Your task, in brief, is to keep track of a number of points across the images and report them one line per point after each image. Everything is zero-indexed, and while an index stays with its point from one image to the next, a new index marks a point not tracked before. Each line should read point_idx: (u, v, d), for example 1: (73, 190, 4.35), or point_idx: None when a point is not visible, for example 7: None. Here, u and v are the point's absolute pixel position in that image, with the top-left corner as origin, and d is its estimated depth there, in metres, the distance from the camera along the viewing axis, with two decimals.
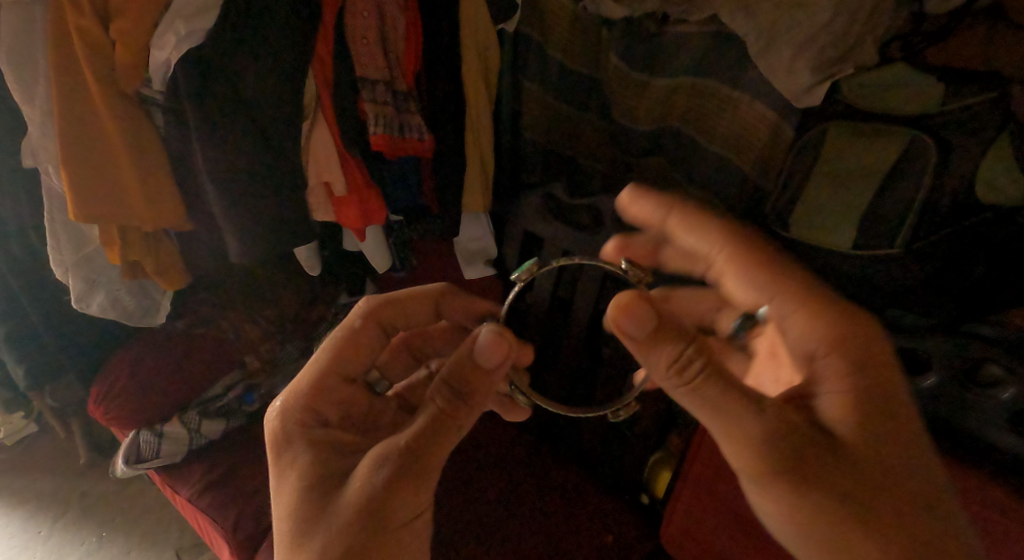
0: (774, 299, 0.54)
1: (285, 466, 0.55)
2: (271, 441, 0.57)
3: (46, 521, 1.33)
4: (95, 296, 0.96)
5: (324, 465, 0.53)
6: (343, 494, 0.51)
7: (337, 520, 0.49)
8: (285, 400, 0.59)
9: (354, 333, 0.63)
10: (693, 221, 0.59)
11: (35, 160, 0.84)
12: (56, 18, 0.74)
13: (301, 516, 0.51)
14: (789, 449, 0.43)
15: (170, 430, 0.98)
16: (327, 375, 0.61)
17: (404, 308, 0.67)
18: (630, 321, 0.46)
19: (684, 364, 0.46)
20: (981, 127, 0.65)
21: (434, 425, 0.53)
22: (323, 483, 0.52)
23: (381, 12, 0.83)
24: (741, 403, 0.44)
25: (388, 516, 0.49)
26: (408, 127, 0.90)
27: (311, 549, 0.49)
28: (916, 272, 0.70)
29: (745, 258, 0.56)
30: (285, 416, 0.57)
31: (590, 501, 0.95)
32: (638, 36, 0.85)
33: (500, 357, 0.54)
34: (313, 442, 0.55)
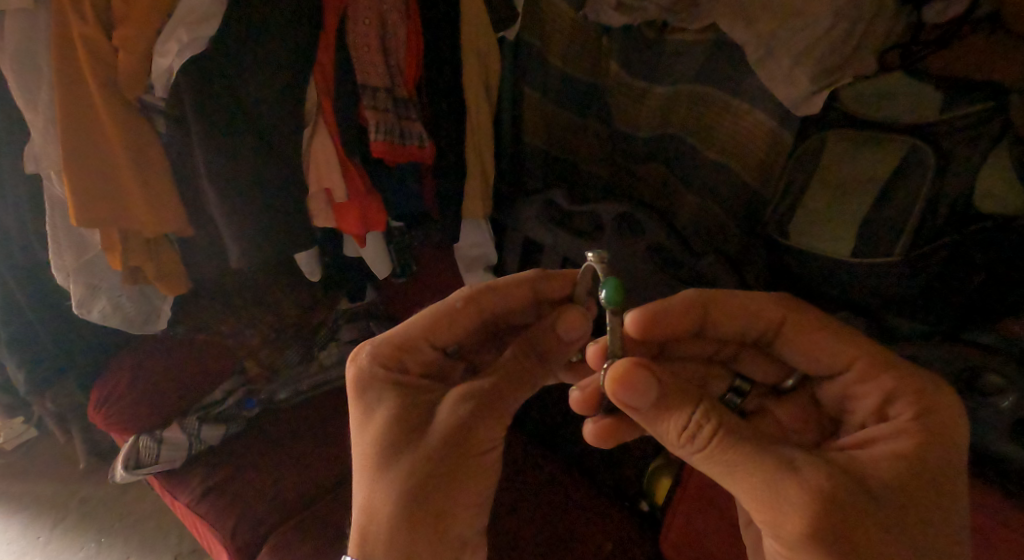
0: (856, 361, 0.52)
1: (368, 402, 0.53)
2: (355, 381, 0.55)
3: (45, 526, 1.33)
4: (96, 303, 0.96)
5: (411, 404, 0.53)
6: (428, 427, 0.51)
7: (425, 442, 0.50)
8: (374, 345, 0.57)
9: (452, 313, 0.60)
10: (749, 306, 0.57)
11: (37, 165, 0.84)
12: (60, 26, 0.74)
13: (382, 445, 0.50)
14: (835, 515, 0.39)
15: (170, 437, 0.98)
16: (419, 337, 0.58)
17: (504, 294, 0.61)
18: (630, 394, 0.45)
19: (691, 429, 0.45)
20: (978, 136, 0.64)
21: (510, 382, 0.54)
22: (413, 413, 0.52)
23: (383, 21, 0.84)
24: (774, 468, 0.42)
25: (467, 454, 0.50)
26: (409, 134, 0.90)
27: (399, 465, 0.49)
28: (915, 279, 0.69)
29: (815, 335, 0.55)
30: (373, 360, 0.55)
31: (592, 512, 0.94)
32: (638, 45, 0.87)
33: (580, 332, 0.58)
34: (395, 384, 0.54)
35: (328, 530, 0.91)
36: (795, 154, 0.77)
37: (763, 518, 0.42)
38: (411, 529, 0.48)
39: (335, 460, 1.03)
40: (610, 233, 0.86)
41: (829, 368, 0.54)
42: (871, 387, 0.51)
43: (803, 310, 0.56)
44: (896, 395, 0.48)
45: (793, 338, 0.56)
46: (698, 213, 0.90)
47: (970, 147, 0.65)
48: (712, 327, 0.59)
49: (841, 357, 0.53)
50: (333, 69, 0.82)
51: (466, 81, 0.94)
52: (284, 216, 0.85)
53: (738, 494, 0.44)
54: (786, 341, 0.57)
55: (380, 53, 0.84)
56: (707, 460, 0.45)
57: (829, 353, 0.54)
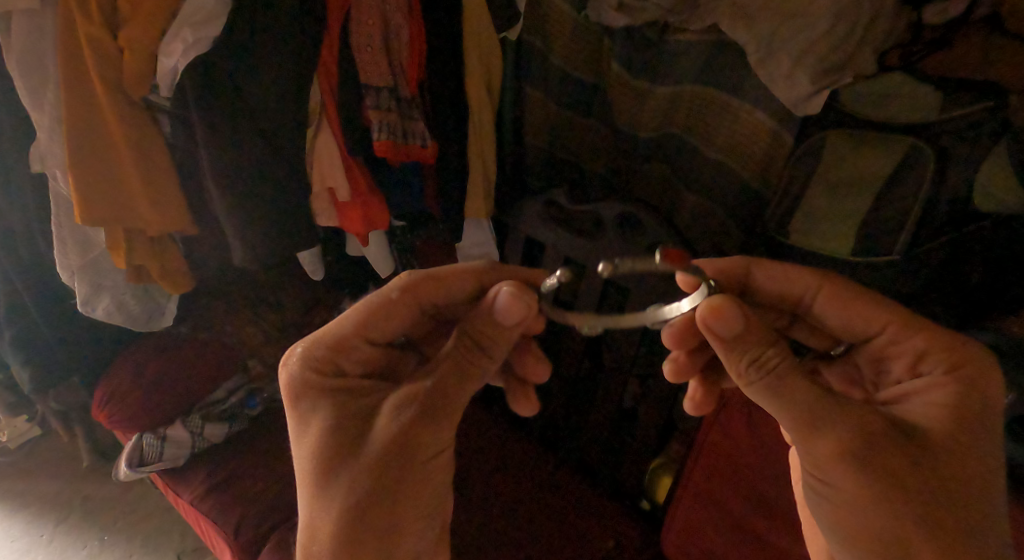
0: (889, 325, 0.54)
1: (304, 412, 0.53)
2: (287, 390, 0.55)
3: (48, 524, 1.33)
4: (101, 300, 0.97)
5: (344, 413, 0.52)
6: (366, 440, 0.50)
7: (361, 461, 0.50)
8: (306, 349, 0.56)
9: (391, 305, 0.60)
10: (780, 274, 0.59)
11: (43, 164, 0.85)
12: (66, 26, 0.75)
13: (322, 459, 0.51)
14: (864, 448, 0.44)
15: (173, 434, 0.99)
16: (353, 335, 0.58)
17: (441, 283, 0.61)
18: (720, 322, 0.48)
19: (765, 357, 0.49)
20: (979, 135, 0.66)
21: (459, 376, 0.52)
22: (347, 427, 0.51)
23: (386, 20, 0.84)
24: (819, 399, 0.46)
25: (410, 463, 0.50)
26: (412, 134, 0.91)
27: (336, 484, 0.50)
28: (916, 277, 0.72)
29: (853, 302, 0.56)
30: (303, 366, 0.55)
31: (592, 512, 0.94)
32: (638, 45, 0.86)
33: (519, 317, 0.53)
34: (325, 391, 0.54)
35: None
36: (794, 154, 0.76)
37: (800, 446, 0.47)
38: (353, 543, 0.49)
39: None
40: (612, 234, 0.86)
41: (865, 329, 0.56)
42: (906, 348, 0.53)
43: (839, 283, 0.57)
44: (930, 351, 0.51)
45: (827, 303, 0.57)
46: (698, 213, 0.93)
47: (971, 146, 0.66)
48: (751, 292, 0.61)
49: (876, 321, 0.55)
50: (337, 69, 0.82)
51: (468, 81, 0.95)
52: (287, 215, 0.86)
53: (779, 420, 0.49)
54: (821, 306, 0.58)
55: (383, 53, 0.84)
56: (776, 390, 0.48)
57: (864, 315, 0.56)
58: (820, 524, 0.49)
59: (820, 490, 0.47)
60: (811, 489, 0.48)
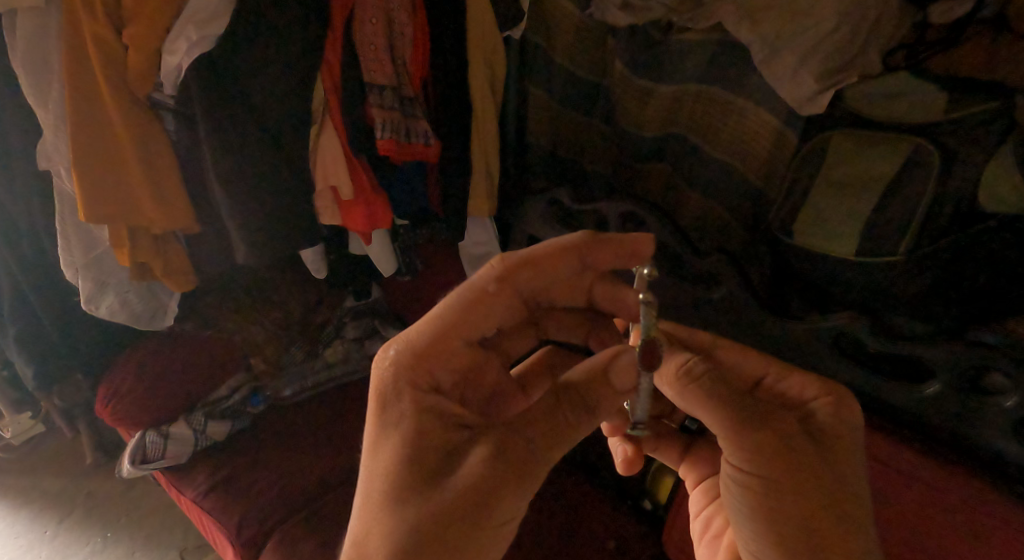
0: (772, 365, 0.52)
1: (381, 422, 0.49)
2: (373, 392, 0.51)
3: (52, 521, 1.34)
4: (105, 298, 0.97)
5: (427, 437, 0.48)
6: (444, 478, 0.46)
7: (433, 502, 0.45)
8: (398, 349, 0.52)
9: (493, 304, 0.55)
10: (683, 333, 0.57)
11: (49, 162, 0.85)
12: (72, 24, 0.75)
13: (389, 490, 0.46)
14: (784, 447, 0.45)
15: (176, 432, 0.99)
16: (450, 334, 0.53)
17: (541, 265, 0.56)
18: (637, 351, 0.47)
19: (689, 366, 0.47)
20: (984, 136, 0.64)
21: (559, 432, 0.47)
22: (425, 452, 0.47)
23: (390, 20, 0.84)
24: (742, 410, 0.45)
25: (480, 525, 0.44)
26: (415, 133, 0.91)
27: (399, 516, 0.45)
28: (918, 280, 0.68)
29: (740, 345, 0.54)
30: (395, 369, 0.51)
31: (593, 512, 0.94)
32: (642, 44, 0.86)
33: (630, 384, 0.48)
34: (407, 408, 0.49)
35: (333, 526, 0.92)
36: (800, 152, 0.77)
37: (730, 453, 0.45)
38: None
39: (339, 457, 1.03)
40: (616, 231, 0.87)
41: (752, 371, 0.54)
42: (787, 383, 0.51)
43: None
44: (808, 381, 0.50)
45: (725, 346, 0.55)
46: (704, 214, 0.92)
47: (976, 146, 0.65)
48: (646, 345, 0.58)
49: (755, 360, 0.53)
50: (341, 68, 0.82)
51: (471, 80, 0.94)
52: (289, 212, 0.86)
53: (706, 420, 0.46)
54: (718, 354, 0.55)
55: (387, 52, 0.84)
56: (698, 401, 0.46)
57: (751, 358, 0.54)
58: (742, 532, 0.46)
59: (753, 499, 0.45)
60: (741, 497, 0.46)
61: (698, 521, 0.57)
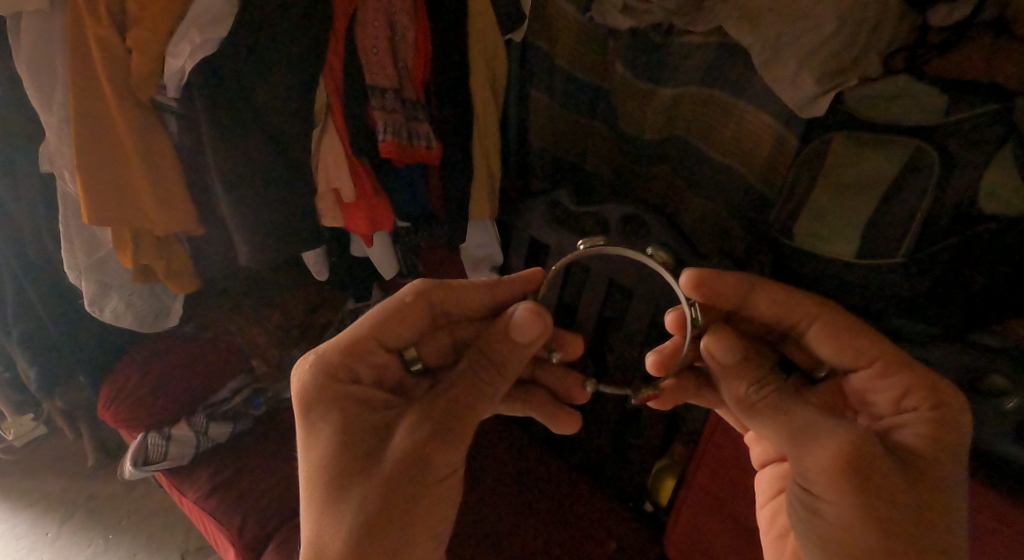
0: (874, 361, 0.54)
1: (314, 422, 0.54)
2: (299, 398, 0.55)
3: (54, 522, 1.34)
4: (109, 301, 0.98)
5: (360, 423, 0.53)
6: (381, 456, 0.51)
7: (373, 476, 0.50)
8: (318, 355, 0.58)
9: (402, 308, 0.60)
10: (782, 299, 0.58)
11: (52, 164, 0.85)
12: (75, 27, 0.75)
13: (333, 472, 0.51)
14: (849, 455, 0.47)
15: (178, 433, 0.99)
16: (366, 338, 0.59)
17: (454, 293, 0.62)
18: (720, 347, 0.56)
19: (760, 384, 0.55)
20: (985, 140, 0.64)
21: (473, 392, 0.54)
22: (357, 438, 0.52)
23: (391, 22, 0.85)
24: (812, 416, 0.51)
25: (418, 486, 0.50)
26: (416, 135, 0.92)
27: (346, 497, 0.50)
28: (917, 282, 0.71)
29: (849, 335, 0.55)
30: (316, 372, 0.56)
31: (592, 514, 0.94)
32: (642, 48, 0.87)
33: (534, 334, 0.54)
34: (333, 403, 0.54)
35: None
36: (798, 156, 0.77)
37: (791, 452, 0.51)
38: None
39: None
40: (617, 235, 0.87)
41: (850, 365, 0.56)
42: (890, 386, 0.53)
43: (831, 308, 0.56)
44: (911, 390, 0.52)
45: (821, 335, 0.57)
46: (703, 215, 0.93)
47: (976, 150, 0.65)
48: (746, 307, 0.60)
49: (864, 354, 0.55)
50: (342, 70, 0.83)
51: (473, 82, 0.95)
52: (295, 215, 0.86)
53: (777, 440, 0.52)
54: (818, 333, 0.57)
55: (389, 55, 0.85)
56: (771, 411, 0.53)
57: (852, 347, 0.55)
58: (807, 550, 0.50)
59: (814, 513, 0.49)
60: (803, 508, 0.50)
61: (766, 512, 0.62)
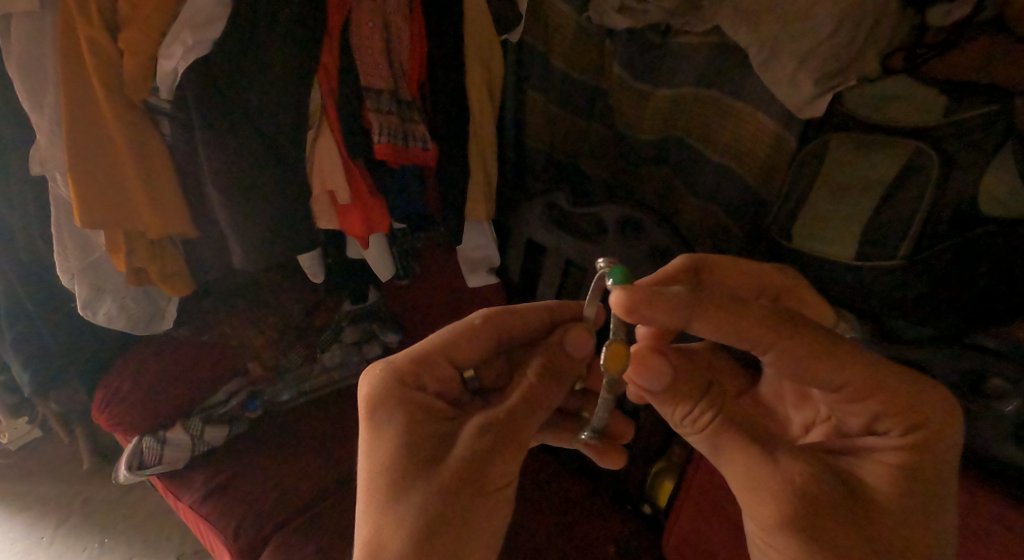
0: (845, 387, 0.47)
1: (378, 425, 0.53)
2: (365, 400, 0.54)
3: (48, 526, 1.33)
4: (102, 304, 0.96)
5: (425, 428, 0.52)
6: (443, 460, 0.50)
7: (436, 478, 0.49)
8: (388, 362, 0.57)
9: (471, 328, 0.61)
10: (737, 326, 0.45)
11: (43, 166, 0.84)
12: (67, 28, 0.74)
13: (395, 473, 0.50)
14: (801, 502, 0.46)
15: (173, 437, 0.99)
16: (436, 352, 0.59)
17: (521, 315, 0.63)
18: (645, 376, 0.50)
19: (697, 417, 0.51)
20: (984, 141, 0.64)
21: (533, 403, 0.54)
22: (421, 441, 0.51)
23: (387, 23, 0.84)
24: (753, 454, 0.49)
25: (480, 493, 0.49)
26: (412, 137, 0.91)
27: (407, 499, 0.48)
28: (918, 283, 0.69)
29: (817, 365, 0.46)
30: (385, 377, 0.55)
31: (590, 518, 0.94)
32: (640, 48, 0.86)
33: (585, 352, 0.57)
34: (401, 406, 0.53)
35: (331, 532, 0.91)
36: (796, 158, 0.77)
37: (740, 494, 0.50)
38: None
39: (336, 461, 1.03)
40: (614, 236, 0.87)
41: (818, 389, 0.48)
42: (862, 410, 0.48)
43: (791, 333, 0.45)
44: (884, 416, 0.47)
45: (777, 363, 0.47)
46: (701, 218, 0.92)
47: (975, 152, 0.65)
48: (690, 332, 0.46)
49: (834, 381, 0.47)
50: (337, 71, 0.82)
51: (469, 83, 0.94)
52: (290, 218, 0.86)
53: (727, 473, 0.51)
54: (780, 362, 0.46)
55: (384, 56, 0.84)
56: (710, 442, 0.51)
57: (820, 376, 0.47)
58: None
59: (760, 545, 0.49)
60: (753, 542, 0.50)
61: None
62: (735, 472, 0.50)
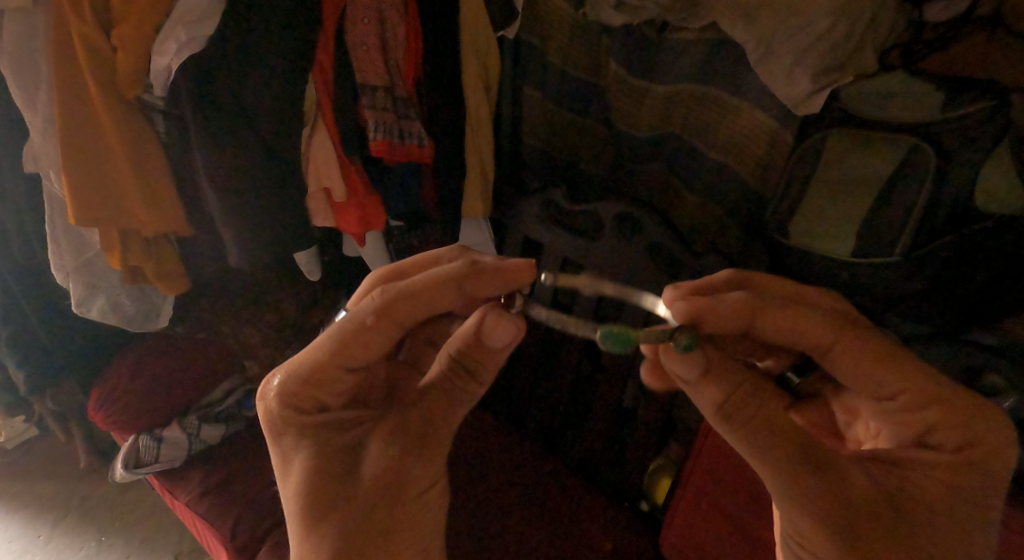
0: (904, 392, 0.49)
1: (288, 451, 0.53)
2: (271, 426, 0.54)
3: (45, 525, 1.33)
4: (96, 301, 0.96)
5: (332, 449, 0.52)
6: (354, 475, 0.51)
7: (350, 500, 0.50)
8: (282, 384, 0.54)
9: (365, 331, 0.52)
10: (786, 320, 0.52)
11: (37, 165, 0.84)
12: (59, 24, 0.74)
13: (308, 501, 0.50)
14: (833, 517, 0.45)
15: (170, 435, 0.98)
16: (330, 365, 0.53)
17: (423, 302, 0.53)
18: (682, 366, 0.50)
19: (735, 409, 0.48)
20: (981, 137, 0.64)
21: (443, 400, 0.54)
22: (332, 464, 0.51)
23: (382, 19, 0.84)
24: (800, 470, 0.46)
25: (398, 501, 0.51)
26: (408, 134, 0.90)
27: (326, 524, 0.50)
28: (911, 281, 0.70)
29: (876, 368, 0.49)
30: (284, 403, 0.53)
31: (591, 516, 0.93)
32: (637, 44, 0.86)
33: (508, 338, 0.53)
34: (307, 429, 0.53)
35: None
36: (793, 153, 0.76)
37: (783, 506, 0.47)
38: None
39: None
40: (610, 234, 0.86)
41: (874, 394, 0.50)
42: (916, 420, 0.48)
43: (860, 336, 0.50)
44: (941, 430, 0.47)
45: (841, 357, 0.50)
46: (699, 214, 0.92)
47: (973, 148, 0.64)
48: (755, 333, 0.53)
49: (892, 386, 0.49)
50: (332, 69, 0.81)
51: (465, 79, 0.94)
52: (287, 215, 0.85)
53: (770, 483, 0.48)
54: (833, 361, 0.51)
55: (380, 52, 0.83)
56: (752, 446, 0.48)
57: (883, 380, 0.49)
58: None
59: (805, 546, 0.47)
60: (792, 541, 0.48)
61: None
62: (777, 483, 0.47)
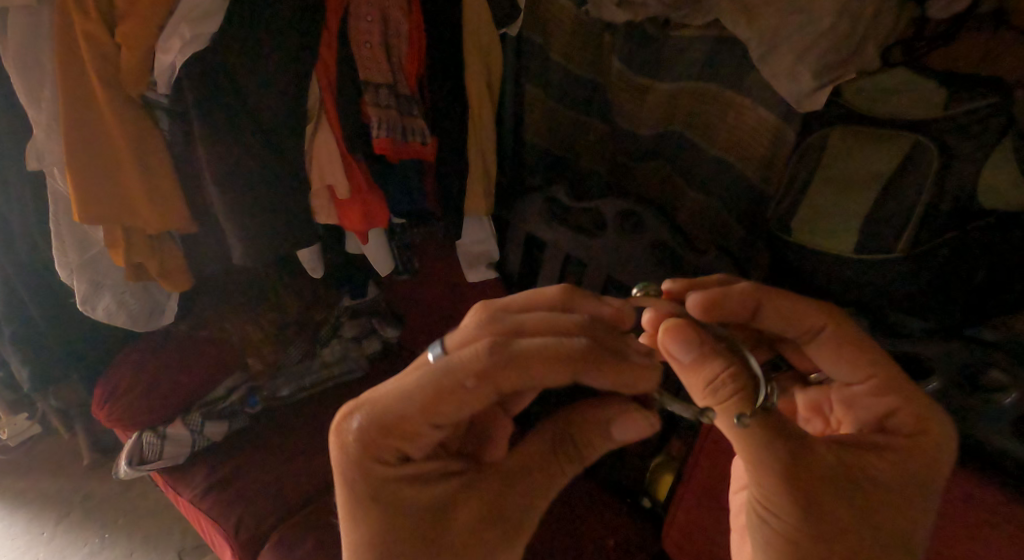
0: (870, 379, 0.52)
1: (359, 498, 0.47)
2: (341, 465, 0.48)
3: (49, 521, 1.34)
4: (102, 299, 0.97)
5: (410, 506, 0.47)
6: (431, 541, 0.47)
7: None
8: (361, 427, 0.47)
9: (461, 395, 0.45)
10: (790, 312, 0.55)
11: (41, 162, 0.84)
12: (63, 21, 0.74)
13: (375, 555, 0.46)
14: (803, 484, 0.44)
15: (173, 433, 1.00)
16: (418, 420, 0.46)
17: (528, 369, 0.45)
18: (679, 342, 0.45)
19: (719, 385, 0.44)
20: (983, 133, 0.64)
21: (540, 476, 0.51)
22: (410, 523, 0.47)
23: (385, 17, 0.84)
24: (776, 444, 0.44)
25: None
26: (410, 132, 0.91)
27: None
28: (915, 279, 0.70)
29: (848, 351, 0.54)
30: (360, 450, 0.47)
31: (593, 512, 0.94)
32: (639, 42, 0.86)
33: (632, 430, 0.50)
34: (382, 483, 0.47)
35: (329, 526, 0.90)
36: (795, 150, 0.77)
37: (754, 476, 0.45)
38: None
39: None
40: (614, 231, 0.87)
41: (846, 378, 0.54)
42: (881, 403, 0.51)
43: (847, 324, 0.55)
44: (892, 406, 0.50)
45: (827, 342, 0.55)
46: (700, 212, 0.93)
47: (974, 143, 0.64)
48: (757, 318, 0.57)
49: (861, 368, 0.53)
50: (335, 67, 0.82)
51: (468, 77, 0.94)
52: (290, 213, 0.86)
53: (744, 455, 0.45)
54: (824, 347, 0.55)
55: (383, 49, 0.83)
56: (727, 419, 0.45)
57: (856, 363, 0.53)
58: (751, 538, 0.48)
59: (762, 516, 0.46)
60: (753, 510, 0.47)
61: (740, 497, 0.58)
62: (752, 457, 0.45)
